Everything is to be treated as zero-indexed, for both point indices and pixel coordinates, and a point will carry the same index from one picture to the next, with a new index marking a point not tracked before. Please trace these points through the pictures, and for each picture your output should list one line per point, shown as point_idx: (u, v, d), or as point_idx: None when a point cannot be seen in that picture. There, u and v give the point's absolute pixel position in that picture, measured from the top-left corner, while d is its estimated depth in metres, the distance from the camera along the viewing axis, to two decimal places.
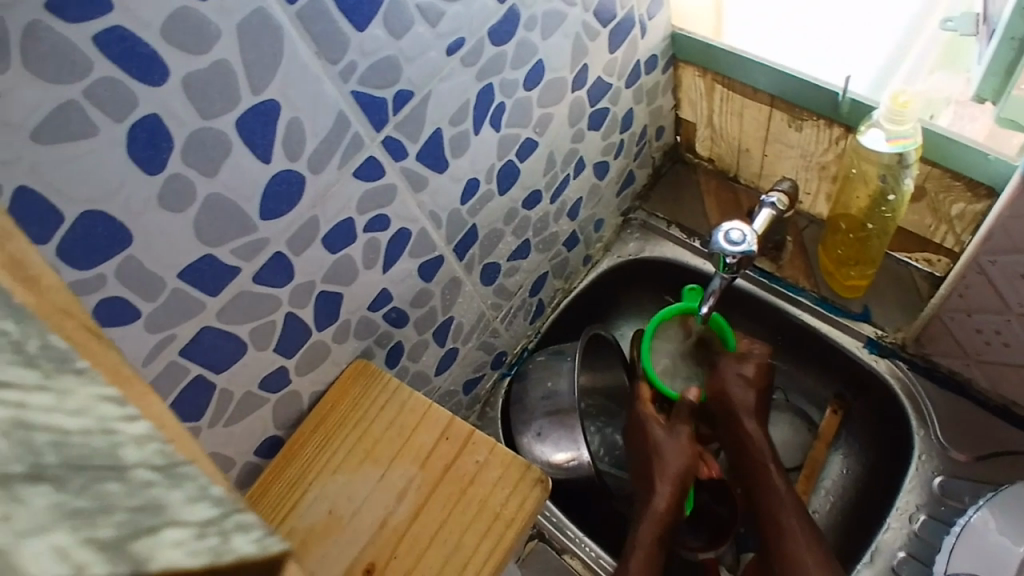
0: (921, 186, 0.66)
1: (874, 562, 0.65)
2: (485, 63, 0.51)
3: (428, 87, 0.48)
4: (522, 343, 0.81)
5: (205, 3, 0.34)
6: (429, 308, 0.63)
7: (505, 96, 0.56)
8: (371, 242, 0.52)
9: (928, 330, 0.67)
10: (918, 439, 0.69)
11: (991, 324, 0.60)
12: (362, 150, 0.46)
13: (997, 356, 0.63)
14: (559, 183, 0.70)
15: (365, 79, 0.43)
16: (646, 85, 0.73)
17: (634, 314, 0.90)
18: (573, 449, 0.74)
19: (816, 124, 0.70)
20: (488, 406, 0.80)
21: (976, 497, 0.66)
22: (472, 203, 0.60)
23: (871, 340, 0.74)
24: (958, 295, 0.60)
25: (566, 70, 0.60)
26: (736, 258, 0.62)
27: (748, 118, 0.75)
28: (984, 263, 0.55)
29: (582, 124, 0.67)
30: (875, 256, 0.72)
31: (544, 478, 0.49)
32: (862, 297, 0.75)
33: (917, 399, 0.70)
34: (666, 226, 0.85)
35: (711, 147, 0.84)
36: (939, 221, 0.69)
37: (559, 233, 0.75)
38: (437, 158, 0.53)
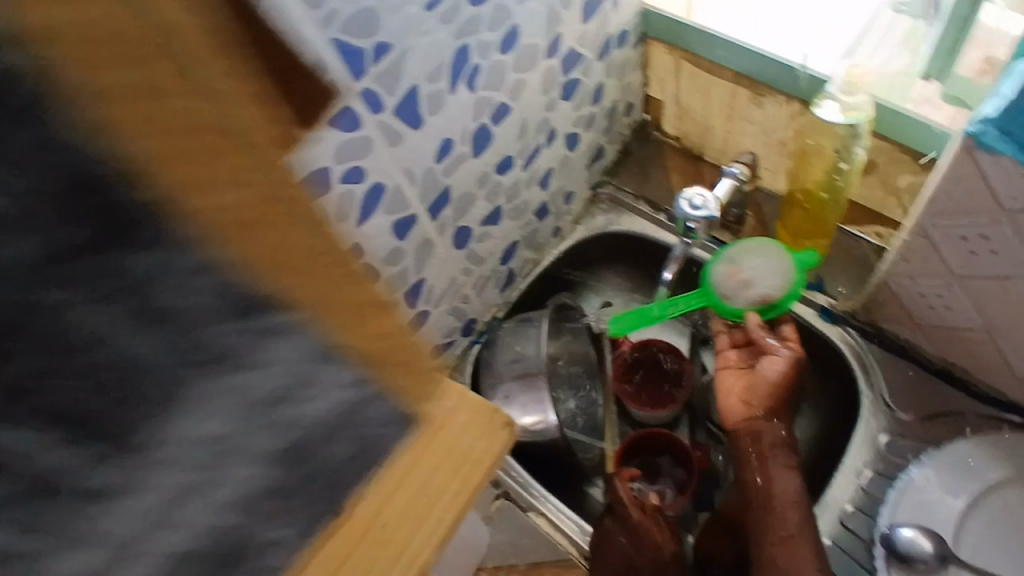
0: (872, 161, 0.71)
1: (824, 516, 0.69)
2: (463, 23, 0.53)
3: (406, 43, 0.50)
4: (492, 312, 0.83)
5: None
6: (401, 268, 0.64)
7: (481, 58, 0.57)
8: (346, 194, 0.53)
9: (876, 298, 0.71)
10: (864, 399, 0.73)
11: (933, 289, 0.64)
12: (342, 99, 0.48)
13: (939, 321, 0.67)
14: (531, 150, 0.71)
15: (348, 26, 0.45)
16: (616, 60, 0.75)
17: (602, 286, 0.93)
18: (539, 412, 0.76)
19: (778, 101, 0.73)
20: (457, 372, 0.82)
21: (918, 454, 0.70)
22: (447, 163, 0.61)
23: (824, 309, 0.77)
24: (903, 260, 0.64)
25: (541, 37, 0.62)
26: (698, 223, 0.64)
27: (713, 96, 0.78)
28: (928, 228, 0.59)
29: (554, 94, 0.69)
30: (828, 227, 0.76)
31: (510, 428, 0.43)
32: (816, 268, 0.79)
33: (865, 363, 0.75)
34: (633, 200, 0.88)
35: (678, 125, 0.87)
36: (889, 195, 0.73)
37: (530, 201, 0.77)
38: (413, 113, 0.54)
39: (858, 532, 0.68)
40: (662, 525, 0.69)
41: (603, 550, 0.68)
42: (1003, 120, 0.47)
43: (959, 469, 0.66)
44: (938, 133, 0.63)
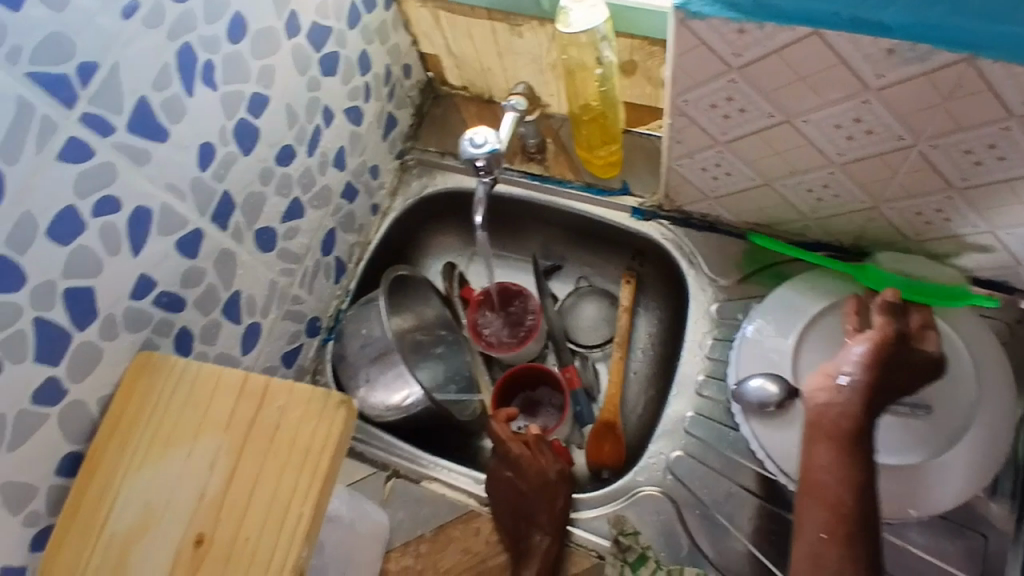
0: (632, 60, 0.74)
1: (682, 393, 0.75)
2: (173, 22, 0.52)
3: (112, 58, 0.48)
4: (334, 305, 0.82)
5: None
6: (206, 286, 0.61)
7: (210, 53, 0.55)
8: (105, 226, 0.50)
9: (672, 185, 0.77)
10: (691, 277, 0.79)
11: (710, 160, 0.69)
12: (58, 132, 0.46)
13: (727, 188, 0.73)
14: (311, 134, 0.70)
15: (36, 59, 0.44)
16: (372, 25, 0.75)
17: (439, 249, 0.93)
18: (405, 387, 0.75)
19: (533, 27, 0.75)
20: (317, 374, 0.80)
21: (745, 310, 0.77)
22: (215, 168, 0.59)
23: (635, 208, 0.82)
24: (677, 142, 0.68)
25: (273, 18, 0.61)
26: (485, 159, 0.66)
27: (477, 37, 0.80)
28: (682, 106, 0.63)
29: (313, 72, 0.68)
30: (614, 131, 0.80)
31: (348, 399, 0.51)
32: (620, 174, 0.84)
33: (682, 247, 0.81)
34: (440, 158, 0.89)
35: (460, 75, 0.88)
36: (656, 88, 0.77)
37: (331, 186, 0.76)
38: (152, 129, 0.52)
39: (716, 397, 0.74)
40: (546, 454, 0.72)
41: (493, 487, 0.70)
42: None
43: (783, 313, 0.73)
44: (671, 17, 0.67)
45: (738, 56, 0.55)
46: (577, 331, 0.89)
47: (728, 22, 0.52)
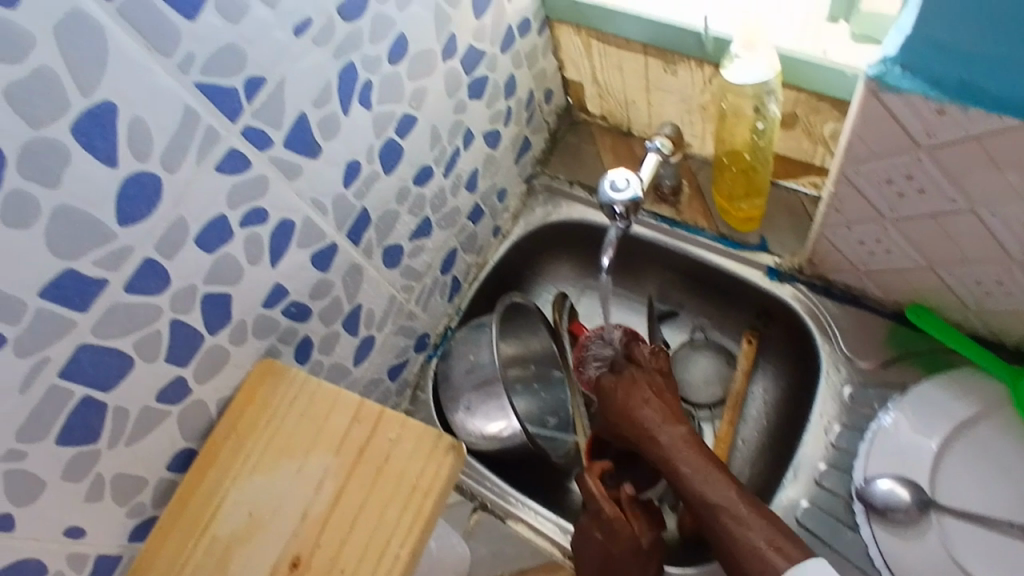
0: (794, 113, 0.69)
1: (798, 478, 0.68)
2: (340, 41, 0.51)
3: (279, 72, 0.47)
4: (443, 323, 0.82)
5: (13, 9, 0.33)
6: (332, 298, 0.62)
7: (370, 73, 0.55)
8: (251, 237, 0.51)
9: (818, 251, 0.70)
10: (824, 353, 0.73)
11: (870, 235, 0.63)
12: (219, 142, 0.45)
13: (882, 264, 0.67)
14: (449, 157, 0.70)
15: (207, 68, 0.43)
16: (523, 50, 0.74)
17: (553, 278, 0.91)
18: (504, 418, 0.74)
19: (689, 67, 0.71)
20: (418, 389, 0.80)
21: (883, 400, 0.69)
22: (357, 186, 0.59)
23: (771, 268, 0.76)
24: (835, 211, 0.63)
25: (433, 41, 0.60)
26: (624, 205, 0.63)
27: (627, 71, 0.77)
28: (851, 176, 0.57)
29: (462, 95, 0.67)
30: (761, 186, 0.75)
31: (458, 444, 0.50)
32: (758, 228, 0.78)
33: (820, 317, 0.74)
34: (568, 186, 0.87)
35: (601, 104, 0.86)
36: (815, 144, 0.72)
37: (460, 207, 0.75)
38: (307, 144, 0.52)
39: (836, 490, 0.67)
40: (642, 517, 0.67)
41: (583, 543, 0.67)
42: (904, 57, 0.46)
43: (928, 411, 0.65)
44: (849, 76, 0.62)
45: (930, 136, 0.49)
46: (688, 388, 0.81)
47: (927, 100, 0.47)
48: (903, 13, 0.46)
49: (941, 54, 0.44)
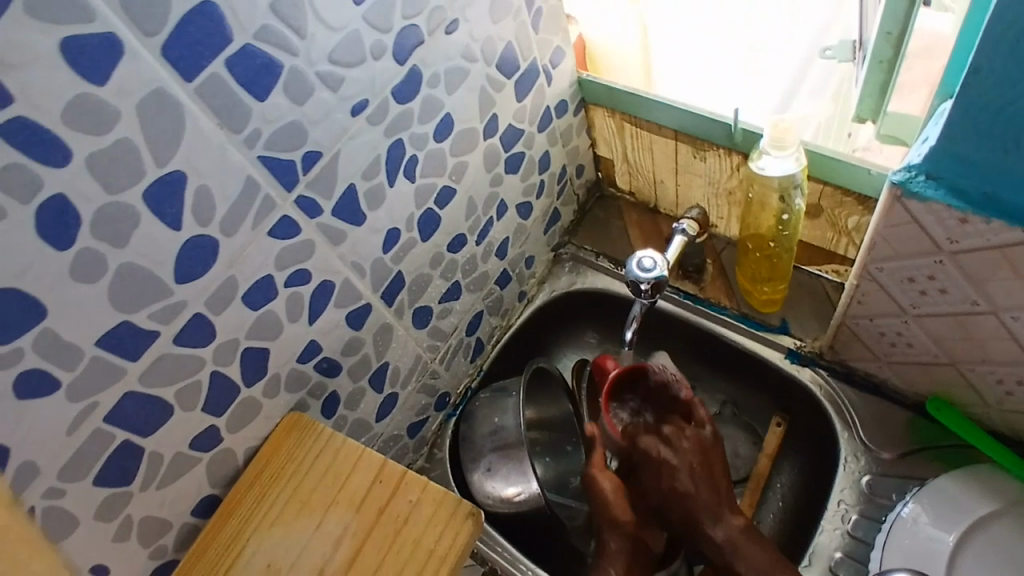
0: (818, 204, 0.71)
1: (813, 565, 0.67)
2: (392, 120, 0.54)
3: (336, 147, 0.51)
4: (465, 383, 0.84)
5: (102, 87, 0.36)
6: (362, 355, 0.64)
7: (416, 149, 0.59)
8: (293, 296, 0.54)
9: (839, 338, 0.71)
10: (843, 441, 0.72)
11: (892, 327, 0.64)
12: (275, 210, 0.49)
13: (903, 356, 0.67)
14: (482, 226, 0.73)
15: (272, 143, 0.46)
16: (559, 129, 0.78)
17: (574, 345, 0.93)
18: (523, 482, 0.75)
19: (717, 154, 0.74)
20: (435, 447, 0.82)
21: (902, 492, 0.69)
22: (394, 251, 0.62)
23: (792, 351, 0.78)
24: (857, 302, 0.64)
25: (476, 120, 0.64)
26: (650, 284, 0.65)
27: (657, 152, 0.80)
28: (874, 271, 0.59)
29: (499, 169, 0.70)
30: (784, 271, 0.76)
31: (476, 511, 0.52)
32: (780, 310, 0.80)
33: (839, 405, 0.74)
34: (594, 257, 0.89)
35: (630, 181, 0.89)
36: (839, 235, 0.74)
37: (489, 272, 0.78)
38: (353, 212, 0.55)
39: None
40: None
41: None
42: (929, 167, 0.48)
43: (945, 504, 0.64)
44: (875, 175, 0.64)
45: (953, 242, 0.51)
46: None
47: (949, 209, 0.49)
48: (931, 123, 0.48)
49: (965, 169, 0.46)
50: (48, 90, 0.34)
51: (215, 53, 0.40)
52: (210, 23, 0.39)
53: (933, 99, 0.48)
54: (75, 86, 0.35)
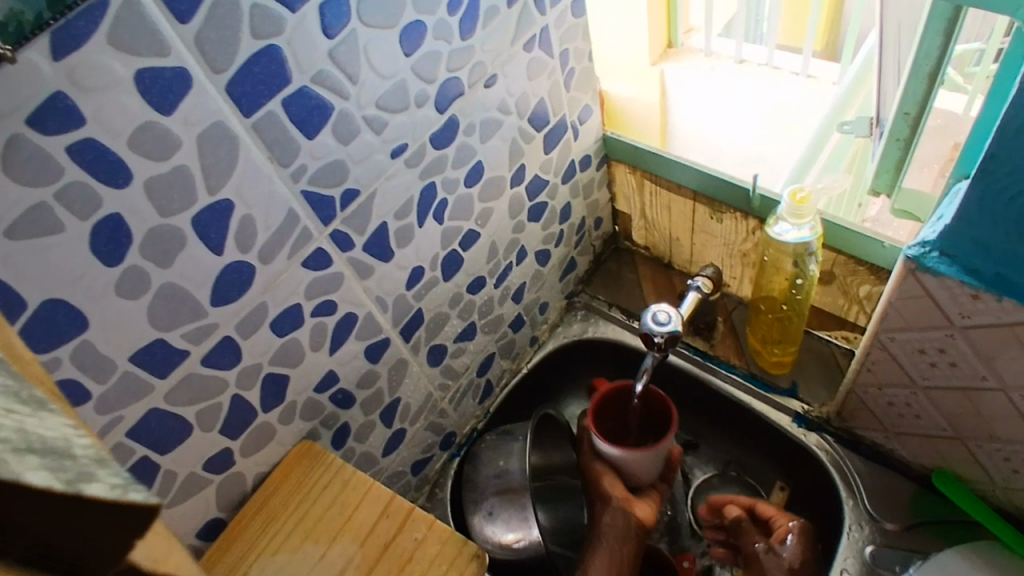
0: (831, 271, 0.73)
1: None
2: (427, 164, 0.57)
3: (374, 186, 0.53)
4: (471, 424, 0.84)
5: (169, 117, 0.39)
6: (376, 388, 0.65)
7: (447, 192, 0.61)
8: (318, 325, 0.55)
9: (847, 405, 0.72)
10: (847, 508, 0.72)
11: (900, 397, 0.65)
12: (310, 242, 0.50)
13: (911, 428, 0.68)
14: (502, 270, 0.75)
15: (315, 179, 0.48)
16: (581, 181, 0.80)
17: (581, 392, 0.93)
18: (522, 528, 0.74)
19: (734, 217, 0.77)
20: (436, 486, 0.82)
21: (906, 565, 0.68)
22: (417, 289, 0.64)
23: (799, 415, 0.78)
24: (868, 370, 0.65)
25: (505, 169, 0.66)
26: (664, 337, 0.66)
27: (675, 211, 0.82)
28: (886, 341, 0.60)
29: (522, 217, 0.73)
30: (796, 334, 0.78)
31: (482, 553, 0.51)
32: (789, 373, 0.81)
33: (844, 471, 0.74)
34: (607, 308, 0.91)
35: (646, 236, 0.91)
36: (850, 302, 0.76)
37: (504, 315, 0.79)
38: (383, 248, 0.57)
39: None
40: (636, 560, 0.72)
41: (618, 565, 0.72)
42: (942, 244, 0.50)
43: None
44: (889, 248, 0.65)
45: (965, 317, 0.53)
46: None
47: (963, 286, 0.50)
48: (946, 203, 0.50)
49: (978, 249, 0.48)
50: (119, 116, 0.37)
51: (274, 92, 0.43)
52: (273, 64, 0.42)
53: (948, 179, 0.50)
54: (143, 115, 0.38)
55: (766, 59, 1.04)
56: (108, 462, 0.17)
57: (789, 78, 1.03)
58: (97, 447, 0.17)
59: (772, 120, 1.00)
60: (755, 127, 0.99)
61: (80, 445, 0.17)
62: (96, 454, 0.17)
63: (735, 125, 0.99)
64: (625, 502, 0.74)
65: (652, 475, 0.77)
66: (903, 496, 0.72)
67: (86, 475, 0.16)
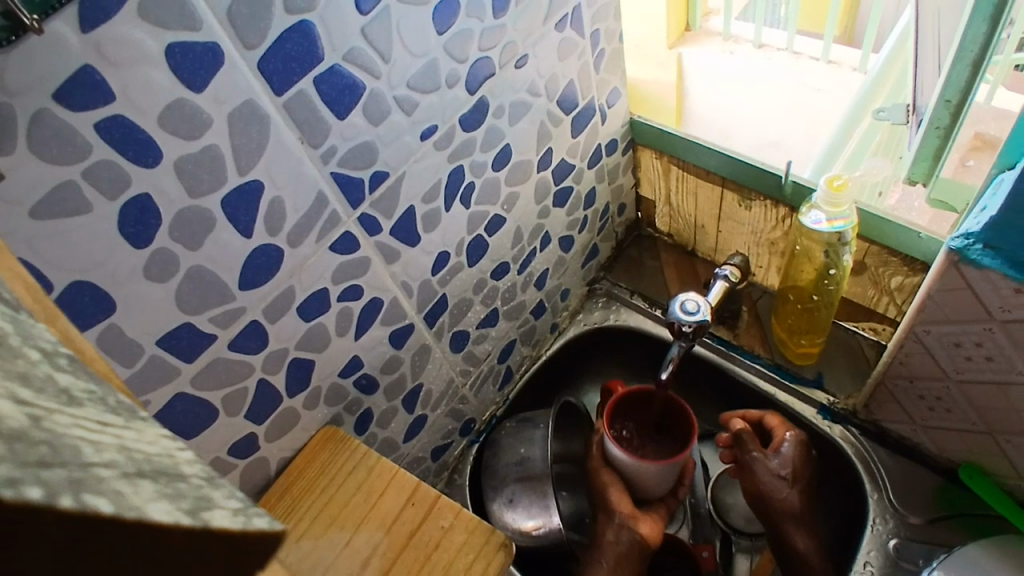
0: (862, 261, 0.72)
1: None
2: (456, 146, 0.55)
3: (403, 168, 0.52)
4: (490, 410, 0.83)
5: (200, 94, 0.37)
6: (399, 374, 0.64)
7: (474, 176, 0.59)
8: (344, 310, 0.54)
9: (874, 397, 0.71)
10: (871, 501, 0.71)
11: (932, 391, 0.64)
12: (338, 226, 0.49)
13: (940, 421, 0.67)
14: (526, 255, 0.73)
15: (344, 161, 0.47)
16: (607, 166, 0.79)
17: (600, 380, 0.92)
18: (544, 516, 0.73)
19: (763, 205, 0.75)
20: (455, 473, 0.81)
21: (930, 559, 0.67)
22: (442, 274, 0.63)
23: (824, 406, 0.77)
24: (899, 362, 0.64)
25: (532, 152, 0.65)
26: (692, 326, 0.65)
27: (702, 197, 0.81)
28: (920, 333, 0.59)
29: (548, 202, 0.71)
30: (824, 325, 0.76)
31: (509, 542, 0.51)
32: (815, 364, 0.79)
33: (870, 463, 0.73)
34: (628, 295, 0.89)
35: (669, 223, 0.89)
36: (881, 293, 0.74)
37: (527, 301, 0.78)
38: (410, 232, 0.56)
39: None
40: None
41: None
42: (987, 235, 0.48)
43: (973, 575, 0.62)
44: (926, 239, 0.64)
45: (1006, 311, 0.51)
46: (728, 511, 0.80)
47: (1006, 278, 0.49)
48: (992, 193, 0.48)
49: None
50: (149, 93, 0.35)
51: (305, 71, 0.41)
52: (305, 41, 0.40)
53: (994, 168, 0.49)
54: (173, 92, 0.36)
55: (784, 45, 1.03)
56: (213, 481, 0.18)
57: (810, 62, 1.01)
58: (197, 463, 0.18)
59: (796, 102, 0.97)
60: (779, 107, 0.96)
61: (183, 465, 0.18)
62: (201, 473, 0.18)
63: (761, 105, 0.96)
64: (630, 518, 0.72)
65: (664, 489, 0.74)
66: (930, 489, 0.71)
67: (205, 503, 0.16)
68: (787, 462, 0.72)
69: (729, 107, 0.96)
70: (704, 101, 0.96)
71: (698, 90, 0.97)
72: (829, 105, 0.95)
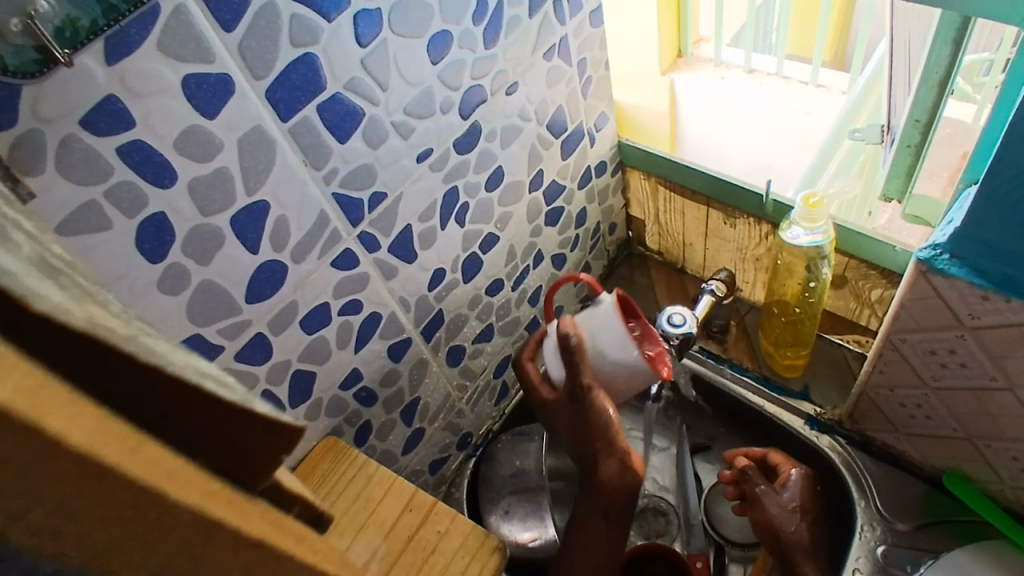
0: (843, 275, 0.74)
1: None
2: (451, 168, 0.59)
3: (400, 189, 0.55)
4: (487, 425, 0.85)
5: (212, 121, 0.41)
6: (397, 388, 0.67)
7: (468, 196, 0.63)
8: (344, 324, 0.57)
9: (858, 407, 0.73)
10: (859, 509, 0.73)
11: (912, 399, 0.66)
12: (339, 243, 0.52)
13: (922, 429, 0.69)
14: (519, 273, 0.76)
15: (345, 182, 0.50)
16: (597, 187, 0.82)
17: None
18: (539, 527, 0.76)
19: (747, 222, 0.78)
20: (453, 486, 0.83)
21: (917, 565, 0.69)
22: (439, 290, 0.65)
23: (811, 417, 0.79)
24: (879, 371, 0.66)
25: (524, 174, 0.68)
26: (679, 338, 0.68)
27: (688, 216, 0.84)
28: (896, 342, 0.62)
29: (540, 221, 0.74)
30: (808, 337, 0.79)
31: (503, 545, 0.53)
32: (802, 376, 0.82)
33: (857, 472, 0.75)
34: None
35: (659, 241, 0.92)
36: (862, 306, 0.77)
37: (521, 318, 0.81)
38: (407, 250, 0.59)
39: None
40: None
41: None
42: (952, 245, 0.51)
43: None
44: (900, 252, 0.67)
45: (974, 318, 0.54)
46: (720, 522, 0.81)
47: (972, 287, 0.52)
48: (955, 205, 0.51)
49: (986, 251, 0.49)
50: (166, 119, 0.39)
51: (309, 99, 0.45)
52: (309, 71, 0.44)
53: (957, 182, 0.52)
54: (188, 119, 0.40)
55: (775, 68, 1.04)
56: None
57: (799, 86, 1.03)
58: None
59: (782, 128, 1.01)
60: (764, 134, 1.00)
61: None
62: None
63: (745, 133, 1.01)
64: None
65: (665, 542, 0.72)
66: (917, 498, 0.72)
67: None
68: (795, 494, 0.70)
69: (716, 137, 1.02)
70: (694, 129, 1.02)
71: (686, 119, 1.02)
72: (813, 130, 0.99)
